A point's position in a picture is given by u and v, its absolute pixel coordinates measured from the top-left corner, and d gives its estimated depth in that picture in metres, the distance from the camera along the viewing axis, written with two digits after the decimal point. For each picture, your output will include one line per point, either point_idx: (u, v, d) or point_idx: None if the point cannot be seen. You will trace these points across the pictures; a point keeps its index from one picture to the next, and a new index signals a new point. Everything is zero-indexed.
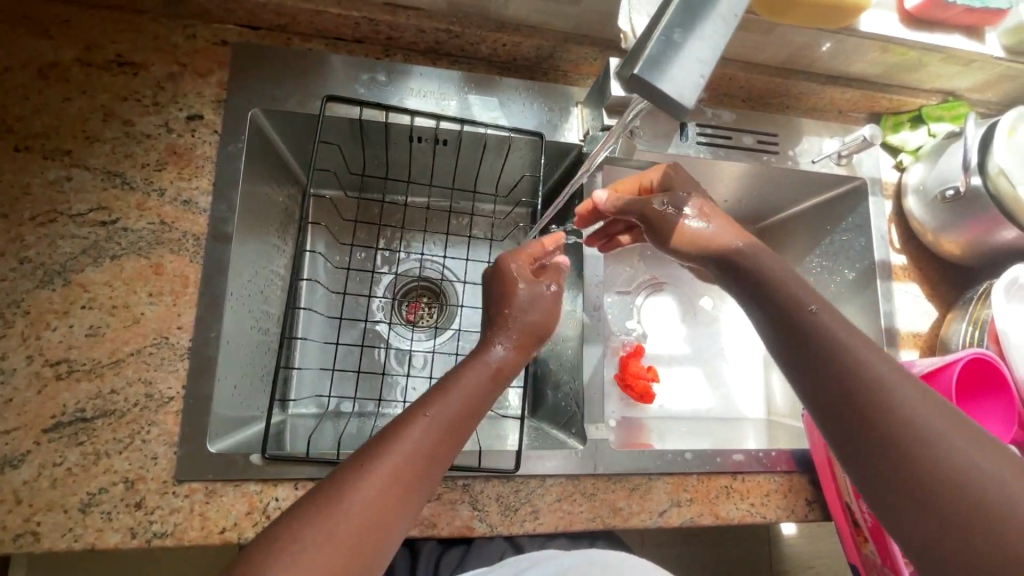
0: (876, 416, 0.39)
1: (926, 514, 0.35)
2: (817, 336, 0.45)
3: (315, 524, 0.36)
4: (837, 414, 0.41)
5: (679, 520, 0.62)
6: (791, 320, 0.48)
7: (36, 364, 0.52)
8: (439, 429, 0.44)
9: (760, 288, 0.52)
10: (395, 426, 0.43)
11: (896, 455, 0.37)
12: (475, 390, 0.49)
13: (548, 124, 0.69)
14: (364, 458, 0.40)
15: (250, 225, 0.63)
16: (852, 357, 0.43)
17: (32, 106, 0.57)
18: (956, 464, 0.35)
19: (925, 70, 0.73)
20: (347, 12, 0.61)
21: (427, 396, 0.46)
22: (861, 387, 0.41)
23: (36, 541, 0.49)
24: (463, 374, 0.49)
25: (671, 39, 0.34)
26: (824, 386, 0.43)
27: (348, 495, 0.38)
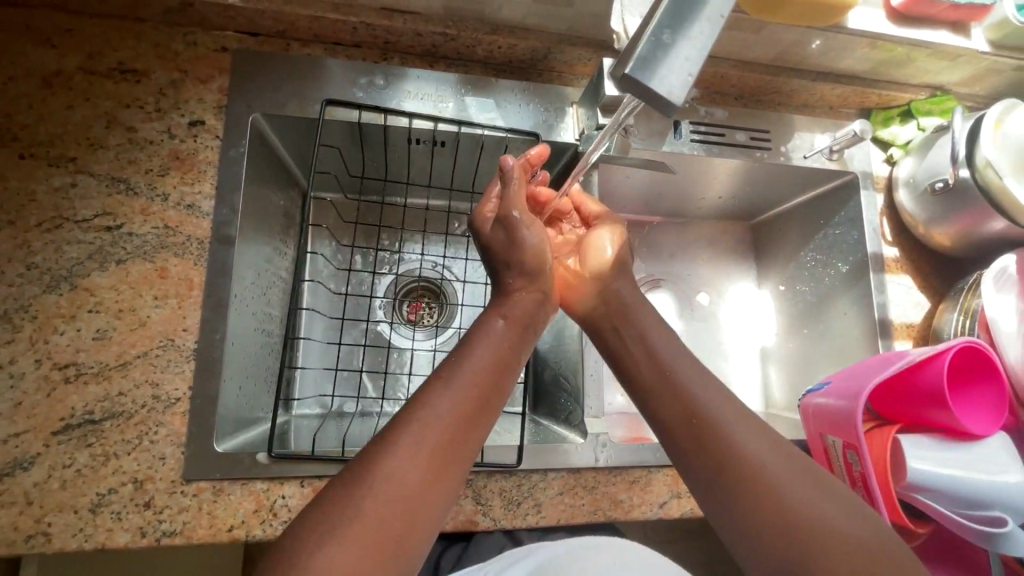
0: (729, 464, 0.44)
1: (775, 552, 0.40)
2: (677, 389, 0.50)
3: (343, 509, 0.37)
4: (698, 463, 0.45)
5: (679, 512, 0.63)
6: (657, 376, 0.52)
7: (45, 367, 0.53)
8: (458, 402, 0.44)
9: (635, 343, 0.56)
10: (418, 402, 0.44)
11: (748, 499, 0.42)
12: (494, 355, 0.49)
13: (544, 124, 0.70)
14: (385, 436, 0.41)
15: (252, 228, 0.64)
16: (712, 409, 0.47)
17: (36, 114, 0.58)
18: (797, 507, 0.40)
19: (913, 64, 0.74)
20: (345, 17, 0.63)
21: (444, 369, 0.47)
22: (713, 438, 0.45)
23: (48, 541, 0.50)
24: (478, 342, 0.50)
25: (659, 40, 0.36)
26: (685, 439, 0.47)
27: (374, 483, 0.38)
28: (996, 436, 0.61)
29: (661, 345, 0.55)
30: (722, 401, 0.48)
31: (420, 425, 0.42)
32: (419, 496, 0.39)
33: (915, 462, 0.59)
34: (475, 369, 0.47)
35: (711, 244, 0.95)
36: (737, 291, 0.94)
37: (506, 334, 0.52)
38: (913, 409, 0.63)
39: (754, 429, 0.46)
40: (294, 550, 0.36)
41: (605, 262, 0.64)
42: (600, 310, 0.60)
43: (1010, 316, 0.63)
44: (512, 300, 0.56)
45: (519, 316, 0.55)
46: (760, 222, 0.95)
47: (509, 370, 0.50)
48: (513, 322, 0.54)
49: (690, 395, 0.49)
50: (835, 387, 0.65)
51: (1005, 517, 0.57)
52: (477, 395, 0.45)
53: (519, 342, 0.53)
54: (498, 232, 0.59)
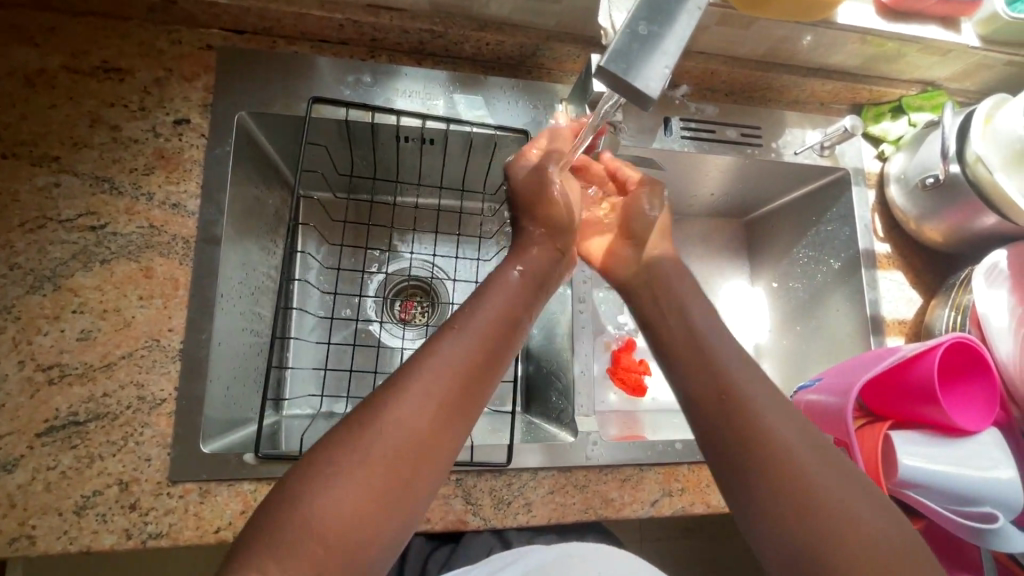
0: (755, 440, 0.41)
1: (790, 535, 0.38)
2: (712, 364, 0.47)
3: (342, 458, 0.37)
4: (721, 437, 0.43)
5: (670, 510, 0.63)
6: (693, 351, 0.50)
7: (28, 369, 0.53)
8: (467, 349, 0.44)
9: (674, 320, 0.54)
10: (427, 352, 0.43)
11: (768, 477, 0.40)
12: (506, 308, 0.49)
13: (533, 121, 0.70)
14: (389, 387, 0.40)
15: (239, 226, 0.63)
16: (743, 387, 0.45)
17: (18, 113, 0.57)
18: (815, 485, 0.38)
19: (903, 60, 0.74)
20: (331, 14, 0.62)
21: (456, 320, 0.46)
22: (741, 414, 0.43)
23: (31, 544, 0.50)
24: (493, 295, 0.49)
25: (637, 33, 0.35)
26: (709, 407, 0.45)
27: (379, 425, 0.38)
28: (987, 432, 0.61)
29: (700, 323, 0.52)
30: (755, 379, 0.45)
31: (423, 379, 0.41)
32: (420, 447, 0.38)
33: (906, 459, 0.59)
34: (486, 322, 0.46)
35: (704, 241, 0.95)
36: (730, 289, 0.93)
37: (521, 287, 0.51)
38: (905, 407, 0.62)
39: (784, 410, 0.43)
40: (286, 495, 0.35)
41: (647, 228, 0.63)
42: (640, 281, 0.60)
43: (1001, 313, 0.63)
44: (529, 255, 0.55)
45: (537, 270, 0.54)
46: (752, 219, 0.95)
47: (520, 325, 0.49)
48: (530, 274, 0.53)
49: (723, 370, 0.47)
50: (828, 383, 0.64)
51: (996, 513, 0.57)
52: (488, 348, 0.45)
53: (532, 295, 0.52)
54: (531, 183, 0.59)
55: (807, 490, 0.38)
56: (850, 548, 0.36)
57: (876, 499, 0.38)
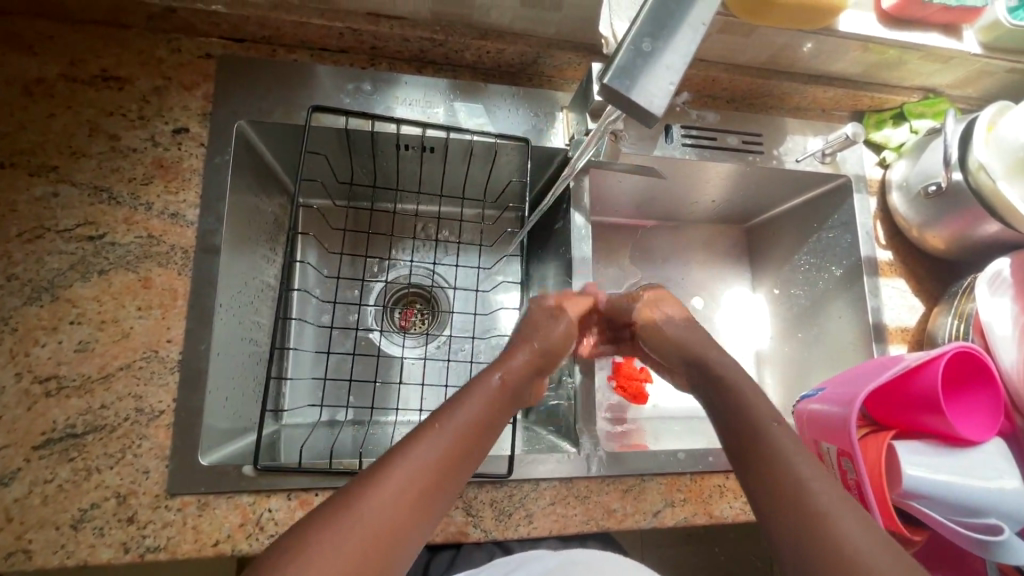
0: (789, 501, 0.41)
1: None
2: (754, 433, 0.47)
3: (320, 532, 0.36)
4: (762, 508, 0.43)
5: (673, 521, 0.63)
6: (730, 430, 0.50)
7: (25, 381, 0.52)
8: (447, 437, 0.45)
9: (716, 399, 0.53)
10: (408, 440, 0.44)
11: (805, 537, 0.38)
12: (486, 408, 0.49)
13: (534, 129, 0.69)
14: (378, 465, 0.41)
15: (238, 236, 0.63)
16: (777, 448, 0.45)
17: (17, 123, 0.57)
18: (838, 536, 0.37)
19: (904, 67, 0.74)
20: (331, 23, 0.62)
21: (438, 416, 0.47)
22: (775, 478, 0.43)
23: (28, 558, 0.49)
24: (476, 387, 0.51)
25: (640, 48, 0.35)
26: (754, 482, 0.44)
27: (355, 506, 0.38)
28: (992, 442, 0.60)
29: (740, 397, 0.52)
30: (789, 441, 0.45)
31: (414, 456, 0.42)
32: (393, 529, 0.38)
33: (910, 469, 0.58)
34: (469, 415, 0.47)
35: (705, 247, 0.95)
36: (732, 296, 0.93)
37: (500, 388, 0.52)
38: (909, 415, 0.62)
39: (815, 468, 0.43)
40: (266, 569, 0.34)
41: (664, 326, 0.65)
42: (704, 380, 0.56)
43: (1004, 321, 0.62)
44: (510, 361, 0.56)
45: (515, 376, 0.54)
46: (754, 225, 0.94)
47: (502, 411, 0.51)
48: (509, 377, 0.54)
49: (758, 442, 0.46)
50: (831, 393, 0.64)
51: (1001, 525, 0.56)
52: (467, 438, 0.46)
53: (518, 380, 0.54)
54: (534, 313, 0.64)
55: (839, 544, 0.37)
56: None
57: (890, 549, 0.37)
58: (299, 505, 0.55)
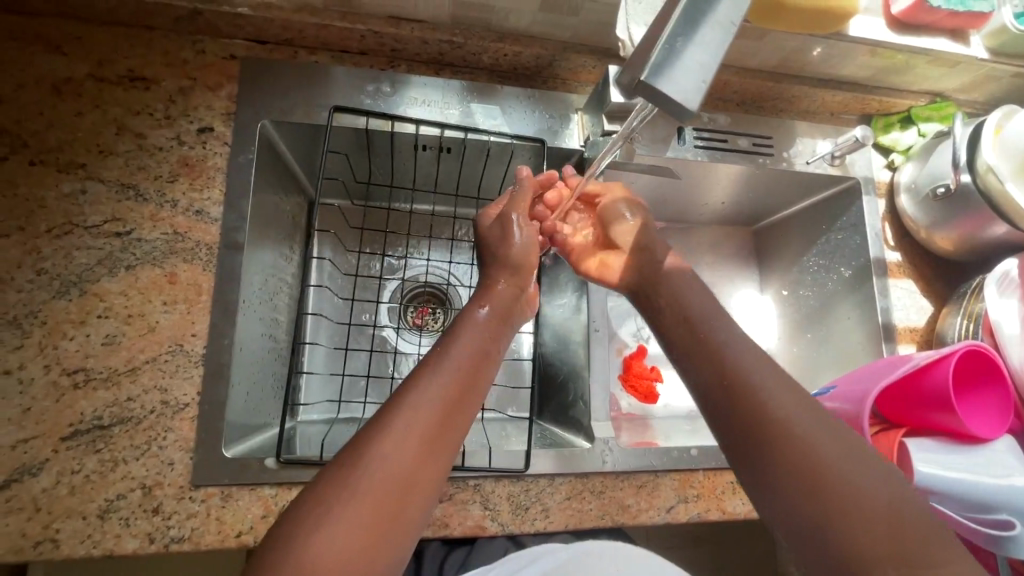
0: (759, 416, 0.44)
1: (798, 506, 0.40)
2: (722, 355, 0.49)
3: (339, 491, 0.38)
4: (726, 419, 0.46)
5: (687, 516, 0.64)
6: (695, 341, 0.51)
7: (54, 373, 0.53)
8: (448, 382, 0.44)
9: (671, 314, 0.55)
10: (408, 385, 0.44)
11: (786, 461, 0.41)
12: (482, 338, 0.50)
13: (549, 130, 0.71)
14: (382, 414, 0.42)
15: (260, 233, 0.64)
16: (745, 368, 0.47)
17: (47, 121, 0.58)
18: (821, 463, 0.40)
19: (913, 72, 0.75)
20: (353, 26, 0.64)
21: (430, 356, 0.47)
22: (744, 392, 0.45)
23: (55, 548, 0.50)
24: (462, 328, 0.50)
25: (673, 45, 0.36)
26: (725, 404, 0.46)
27: (368, 463, 0.39)
28: (1002, 439, 0.61)
29: (692, 306, 0.54)
30: (754, 358, 0.47)
31: (415, 400, 0.42)
32: (408, 481, 0.39)
33: (921, 466, 0.59)
34: (461, 352, 0.47)
35: (715, 248, 0.96)
36: (740, 296, 0.94)
37: (490, 319, 0.52)
38: (918, 413, 0.63)
39: (785, 388, 0.45)
40: (296, 515, 0.37)
41: (630, 229, 0.63)
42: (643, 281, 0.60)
43: (1013, 320, 0.63)
44: (494, 292, 0.55)
45: (503, 304, 0.55)
46: (762, 227, 0.95)
47: (494, 349, 0.50)
48: (494, 308, 0.54)
49: (723, 353, 0.49)
50: (841, 391, 0.65)
51: (1013, 520, 0.57)
52: (465, 376, 0.46)
53: (502, 321, 0.53)
54: (494, 227, 0.60)
55: (817, 466, 0.40)
56: (863, 540, 0.37)
57: (866, 476, 0.40)
58: None
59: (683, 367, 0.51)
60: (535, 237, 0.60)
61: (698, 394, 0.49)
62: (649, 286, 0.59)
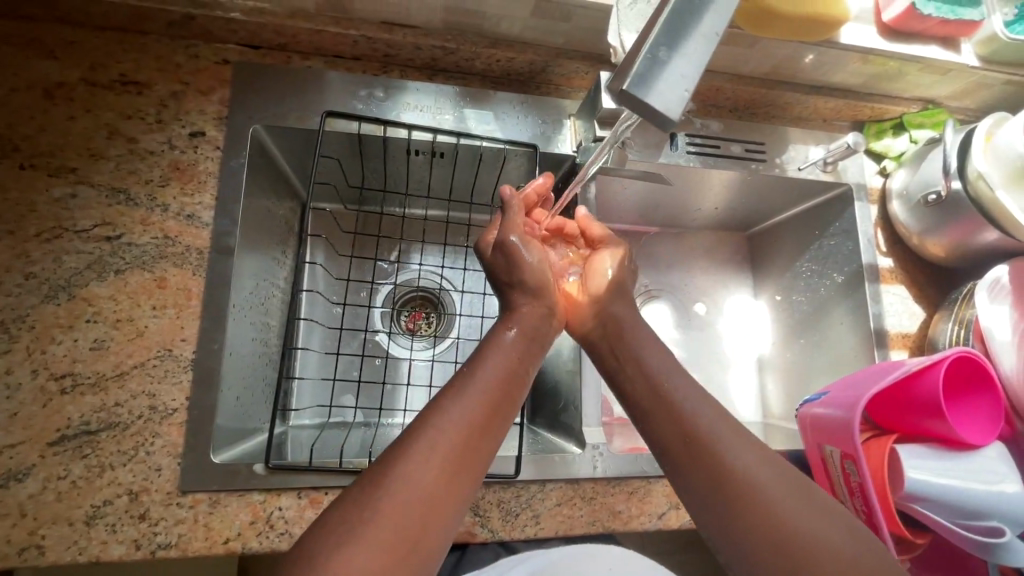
0: (716, 468, 0.45)
1: (767, 566, 0.41)
2: (682, 416, 0.49)
3: (363, 510, 0.38)
4: (688, 475, 0.46)
5: (678, 522, 0.63)
6: (655, 401, 0.52)
7: (41, 378, 0.53)
8: (473, 406, 0.45)
9: (630, 373, 0.56)
10: (433, 410, 0.44)
11: (750, 524, 0.42)
12: (509, 365, 0.50)
13: (542, 135, 0.71)
14: (405, 434, 0.42)
15: (252, 238, 0.64)
16: (705, 427, 0.47)
17: (37, 125, 0.58)
18: (779, 511, 0.42)
19: (904, 79, 0.76)
20: (346, 31, 0.64)
21: (455, 381, 0.47)
22: (704, 449, 0.46)
23: (41, 554, 0.50)
24: (490, 351, 0.51)
25: (656, 57, 0.36)
26: (689, 466, 0.46)
27: (391, 482, 0.39)
28: (992, 446, 0.61)
29: (652, 365, 0.55)
30: (713, 415, 0.48)
31: (439, 421, 0.43)
32: (429, 503, 0.39)
33: (911, 472, 0.59)
34: (487, 376, 0.48)
35: (709, 254, 0.96)
36: (734, 301, 0.94)
37: (518, 345, 0.53)
38: (911, 419, 0.63)
39: (747, 445, 0.46)
40: (325, 524, 0.38)
41: (606, 283, 0.63)
42: (605, 333, 0.60)
43: (1004, 326, 0.63)
44: (520, 312, 0.56)
45: (530, 329, 0.55)
46: (755, 233, 0.96)
47: (522, 374, 0.51)
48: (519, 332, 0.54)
49: (684, 412, 0.49)
50: (834, 397, 0.64)
51: (1003, 527, 0.57)
52: (490, 399, 0.46)
53: (530, 346, 0.54)
54: (497, 255, 0.60)
55: (784, 526, 0.41)
56: None
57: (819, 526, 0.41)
58: (310, 503, 0.56)
59: (644, 428, 0.52)
60: (537, 259, 0.60)
61: (662, 456, 0.49)
62: (607, 342, 0.60)
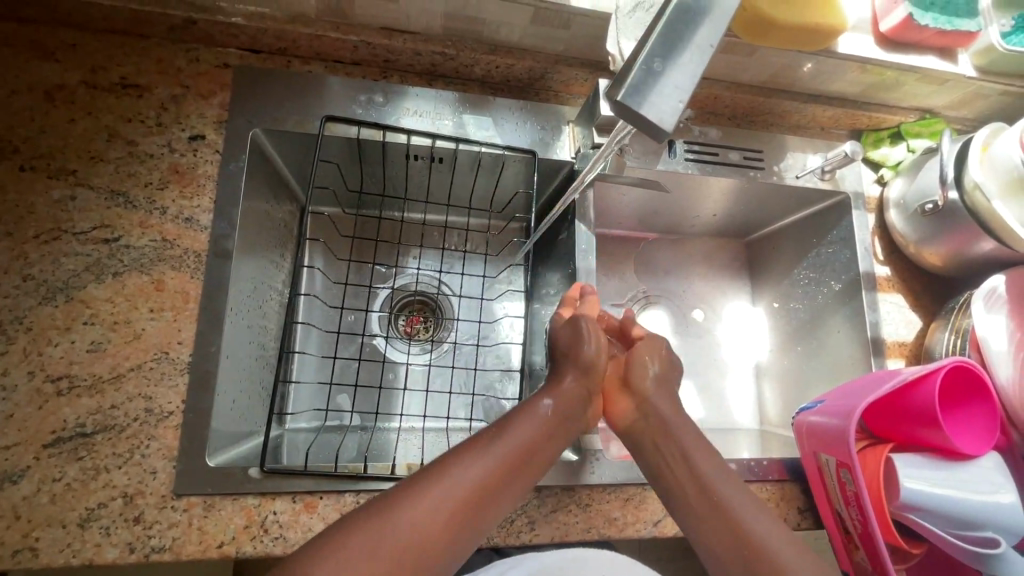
0: (741, 544, 0.48)
1: None
2: (725, 510, 0.51)
3: (368, 546, 0.40)
4: (727, 570, 0.49)
5: (674, 530, 0.63)
6: (701, 495, 0.53)
7: (37, 379, 0.53)
8: (493, 465, 0.49)
9: (671, 459, 0.57)
10: (456, 458, 0.48)
11: None
12: (539, 434, 0.54)
13: (541, 142, 0.71)
14: (427, 477, 0.46)
15: (250, 241, 0.64)
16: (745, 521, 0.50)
17: (37, 128, 0.58)
18: (776, 559, 0.47)
19: (901, 88, 0.76)
20: (346, 36, 0.64)
21: (484, 436, 0.51)
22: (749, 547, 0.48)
23: (34, 556, 0.49)
24: (522, 418, 0.54)
25: (651, 67, 0.36)
26: (732, 562, 0.49)
27: (402, 521, 0.42)
28: (987, 455, 0.61)
29: (695, 453, 0.56)
30: (752, 506, 0.51)
31: (463, 475, 0.47)
32: (430, 548, 0.42)
33: (907, 482, 0.59)
34: (514, 441, 0.51)
35: (707, 260, 0.96)
36: (732, 308, 0.94)
37: (551, 417, 0.56)
38: (907, 428, 0.62)
39: (778, 528, 0.49)
40: (338, 541, 0.41)
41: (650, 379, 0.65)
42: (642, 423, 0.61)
43: (1000, 336, 0.63)
44: (560, 386, 0.60)
45: (567, 403, 0.59)
46: (754, 239, 0.96)
47: (546, 442, 0.54)
48: (560, 404, 0.58)
49: (729, 508, 0.51)
50: (830, 405, 0.64)
51: (998, 537, 0.57)
52: (509, 464, 0.50)
53: (564, 420, 0.57)
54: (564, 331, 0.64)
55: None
56: None
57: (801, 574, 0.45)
58: (304, 508, 0.56)
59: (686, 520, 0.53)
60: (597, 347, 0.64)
61: (705, 551, 0.51)
62: (649, 433, 0.60)
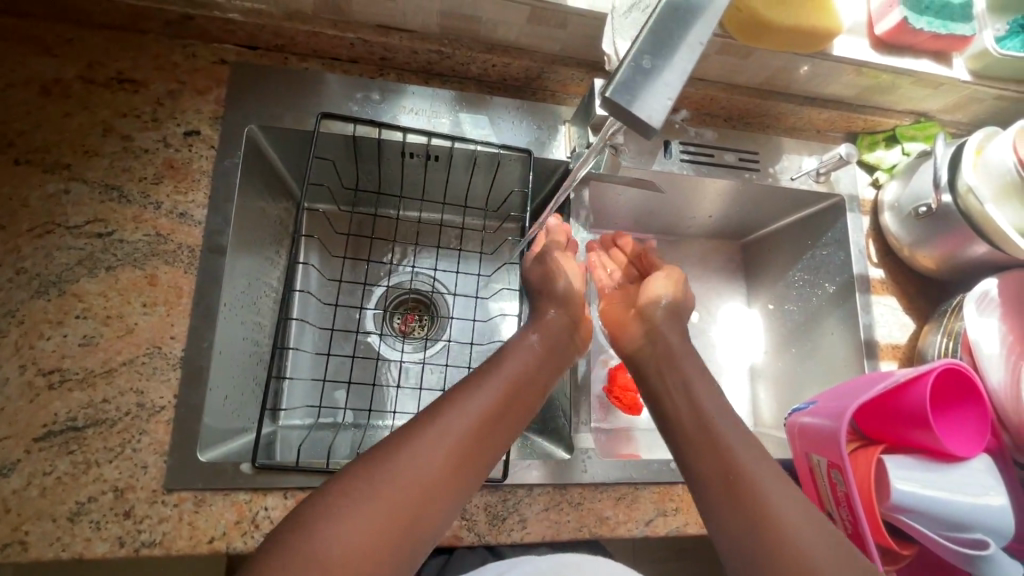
0: (736, 483, 0.46)
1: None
2: (722, 450, 0.49)
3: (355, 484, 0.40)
4: (720, 509, 0.46)
5: (666, 530, 0.63)
6: (702, 438, 0.51)
7: (29, 373, 0.53)
8: (486, 402, 0.49)
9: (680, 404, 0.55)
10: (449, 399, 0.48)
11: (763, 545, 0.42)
12: (525, 367, 0.55)
13: (537, 141, 0.71)
14: (421, 417, 0.46)
15: (244, 237, 0.64)
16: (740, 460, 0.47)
17: (32, 121, 0.58)
18: (764, 494, 0.44)
19: (897, 92, 0.76)
20: (343, 34, 0.64)
21: (477, 374, 0.52)
22: (741, 484, 0.45)
23: (23, 550, 0.49)
24: (513, 356, 0.55)
25: (641, 65, 0.36)
26: (722, 501, 0.46)
27: (392, 459, 0.42)
28: (979, 458, 0.61)
29: (699, 396, 0.55)
30: (746, 444, 0.49)
31: (455, 413, 0.47)
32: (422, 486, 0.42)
33: (897, 483, 0.59)
34: (505, 378, 0.52)
35: (703, 261, 0.97)
36: (727, 310, 0.95)
37: (539, 353, 0.57)
38: (898, 430, 0.62)
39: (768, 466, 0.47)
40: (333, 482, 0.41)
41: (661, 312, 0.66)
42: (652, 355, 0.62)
43: (992, 339, 0.64)
44: (544, 320, 0.62)
45: (551, 335, 0.60)
46: (750, 241, 0.96)
47: (537, 381, 0.55)
48: (546, 339, 0.60)
49: (729, 449, 0.48)
50: (821, 406, 0.64)
51: (987, 539, 0.58)
52: (501, 400, 0.50)
53: (551, 357, 0.58)
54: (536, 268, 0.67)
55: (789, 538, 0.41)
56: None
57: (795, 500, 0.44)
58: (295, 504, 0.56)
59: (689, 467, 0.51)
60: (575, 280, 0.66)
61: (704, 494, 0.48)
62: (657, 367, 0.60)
